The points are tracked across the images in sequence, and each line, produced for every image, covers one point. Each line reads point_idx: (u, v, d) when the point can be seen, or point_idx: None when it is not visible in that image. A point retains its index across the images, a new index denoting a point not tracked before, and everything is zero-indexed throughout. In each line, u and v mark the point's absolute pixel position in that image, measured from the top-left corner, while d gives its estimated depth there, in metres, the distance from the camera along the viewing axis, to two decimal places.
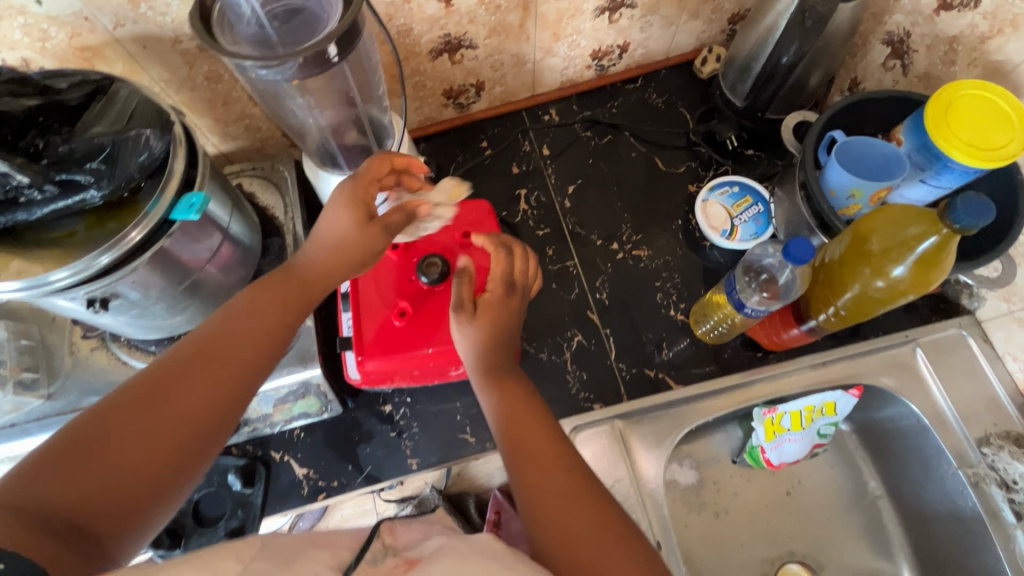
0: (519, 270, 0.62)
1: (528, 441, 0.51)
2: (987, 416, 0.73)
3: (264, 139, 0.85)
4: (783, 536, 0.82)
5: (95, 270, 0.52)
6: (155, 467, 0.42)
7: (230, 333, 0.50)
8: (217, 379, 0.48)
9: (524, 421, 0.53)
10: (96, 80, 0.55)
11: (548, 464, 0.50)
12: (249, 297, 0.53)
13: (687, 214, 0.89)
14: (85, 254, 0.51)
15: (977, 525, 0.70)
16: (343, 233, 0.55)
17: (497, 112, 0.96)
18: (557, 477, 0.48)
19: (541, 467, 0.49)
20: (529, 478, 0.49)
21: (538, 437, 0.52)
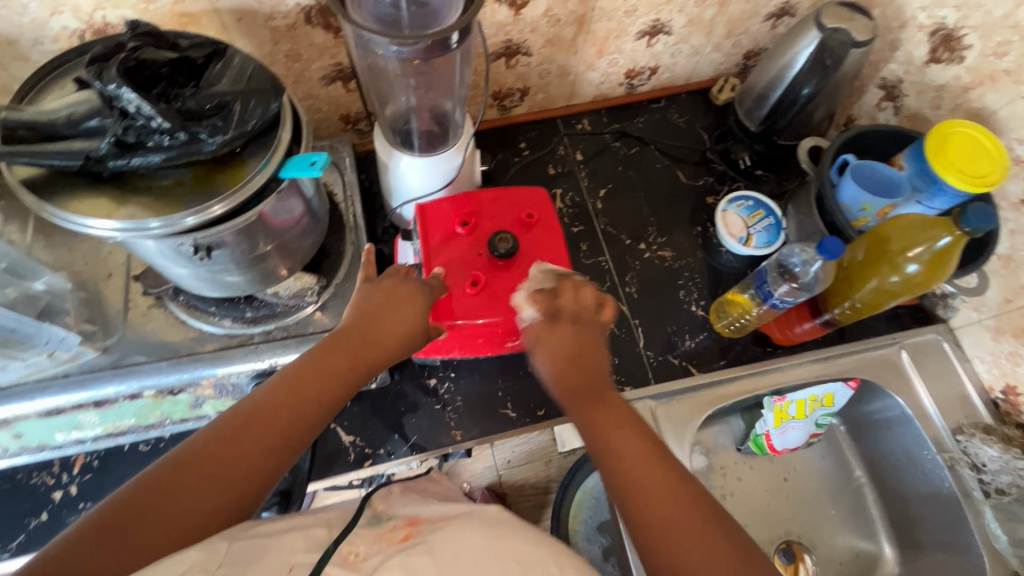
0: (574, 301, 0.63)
1: (631, 461, 0.50)
2: (959, 410, 0.84)
3: (321, 121, 0.89)
4: (781, 516, 0.91)
5: (181, 229, 0.54)
6: (215, 505, 0.45)
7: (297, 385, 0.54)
8: (273, 437, 0.50)
9: (618, 435, 0.52)
10: (213, 44, 0.58)
11: (656, 483, 0.49)
12: (308, 360, 0.56)
13: (706, 222, 0.98)
14: (174, 212, 0.53)
15: (952, 503, 0.80)
16: (379, 304, 0.61)
17: (535, 117, 1.03)
18: (663, 494, 0.48)
19: (650, 492, 0.48)
20: (627, 481, 0.49)
21: (639, 454, 0.51)
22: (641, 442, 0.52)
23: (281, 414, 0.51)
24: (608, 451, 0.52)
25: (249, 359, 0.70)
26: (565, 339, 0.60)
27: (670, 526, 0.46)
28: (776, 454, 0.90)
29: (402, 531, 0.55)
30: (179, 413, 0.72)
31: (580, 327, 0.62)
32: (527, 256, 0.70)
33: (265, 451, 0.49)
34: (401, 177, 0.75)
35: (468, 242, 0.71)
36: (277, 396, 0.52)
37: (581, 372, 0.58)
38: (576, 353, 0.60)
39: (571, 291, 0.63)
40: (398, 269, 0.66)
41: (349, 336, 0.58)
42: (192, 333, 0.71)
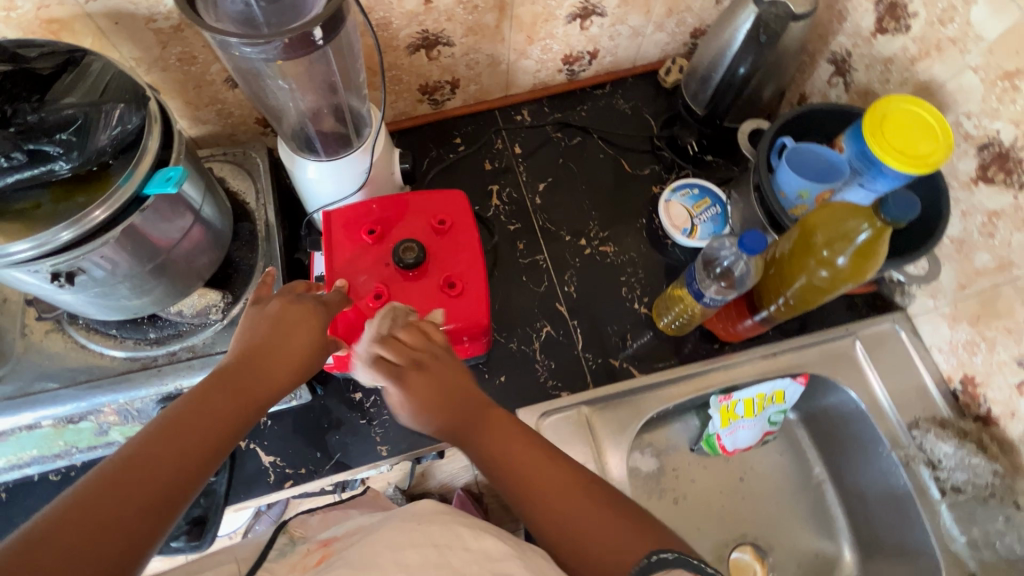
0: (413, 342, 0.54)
1: (540, 498, 0.50)
2: (916, 403, 0.80)
3: (235, 126, 0.85)
4: (737, 519, 0.87)
5: (55, 246, 0.51)
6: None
7: (192, 416, 0.46)
8: (161, 484, 0.43)
9: (526, 467, 0.52)
10: (68, 52, 0.54)
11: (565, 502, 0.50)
12: (198, 390, 0.49)
13: (651, 213, 0.93)
14: (47, 227, 0.50)
15: (908, 502, 0.76)
16: (277, 321, 0.55)
17: (470, 110, 0.98)
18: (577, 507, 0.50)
19: (563, 514, 0.49)
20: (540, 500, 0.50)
21: (550, 478, 0.51)
22: (542, 466, 0.52)
23: (161, 466, 0.43)
24: (518, 491, 0.51)
25: (152, 383, 0.67)
26: (424, 392, 0.52)
27: (583, 530, 0.48)
28: (728, 454, 0.87)
29: (317, 554, 0.56)
30: (86, 441, 0.69)
31: (427, 370, 0.53)
32: (437, 264, 0.66)
33: (142, 512, 0.41)
34: (307, 185, 0.71)
35: (373, 251, 0.66)
36: (154, 444, 0.44)
37: (451, 412, 0.52)
38: (439, 395, 0.52)
39: (412, 331, 0.55)
40: (289, 289, 0.60)
41: (242, 364, 0.52)
42: (93, 357, 0.68)
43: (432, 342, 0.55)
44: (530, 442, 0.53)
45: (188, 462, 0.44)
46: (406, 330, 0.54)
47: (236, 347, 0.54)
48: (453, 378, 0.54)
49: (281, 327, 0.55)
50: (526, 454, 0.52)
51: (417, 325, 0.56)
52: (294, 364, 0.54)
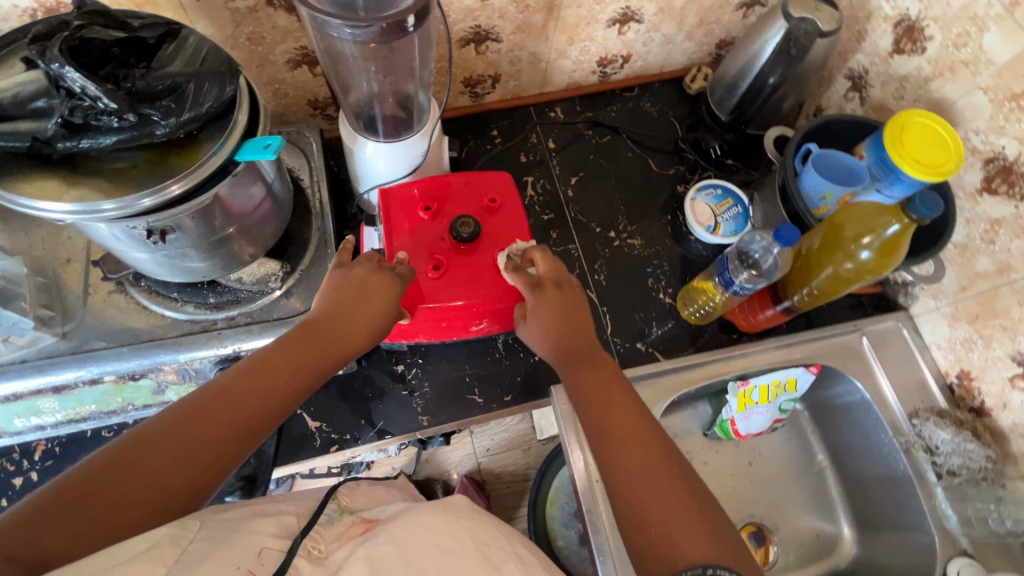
0: (550, 269, 0.68)
1: (622, 456, 0.56)
2: (916, 394, 0.86)
3: (287, 106, 0.88)
4: (746, 499, 0.93)
5: (140, 210, 0.54)
6: (180, 486, 0.44)
7: (276, 362, 0.53)
8: (244, 416, 0.49)
9: (612, 411, 0.59)
10: (167, 24, 0.57)
11: (645, 466, 0.54)
12: (284, 340, 0.55)
13: (675, 211, 0.99)
14: (134, 191, 0.53)
15: (906, 484, 0.82)
16: (354, 287, 0.60)
17: (507, 104, 1.03)
18: (637, 453, 0.55)
19: (639, 477, 0.54)
20: (609, 442, 0.57)
21: (627, 426, 0.58)
22: (639, 435, 0.57)
23: (244, 406, 0.49)
24: (602, 427, 0.59)
25: (211, 345, 0.70)
26: (552, 306, 0.65)
27: (645, 494, 0.53)
28: (739, 438, 0.93)
29: (361, 526, 0.60)
30: (142, 399, 0.72)
31: (562, 291, 0.67)
32: (489, 241, 0.71)
33: (224, 442, 0.47)
34: (365, 163, 0.75)
35: (430, 226, 0.70)
36: (245, 380, 0.51)
37: (570, 334, 0.65)
38: (563, 313, 0.66)
39: (544, 260, 0.68)
40: (368, 258, 0.64)
41: (323, 323, 0.57)
42: (154, 318, 0.71)
43: (559, 271, 0.69)
44: (629, 408, 0.60)
45: (268, 401, 0.51)
46: (540, 259, 0.68)
47: (320, 305, 0.60)
48: (572, 304, 0.67)
49: (360, 292, 0.60)
50: (627, 421, 0.58)
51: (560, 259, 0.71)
52: (367, 326, 0.59)
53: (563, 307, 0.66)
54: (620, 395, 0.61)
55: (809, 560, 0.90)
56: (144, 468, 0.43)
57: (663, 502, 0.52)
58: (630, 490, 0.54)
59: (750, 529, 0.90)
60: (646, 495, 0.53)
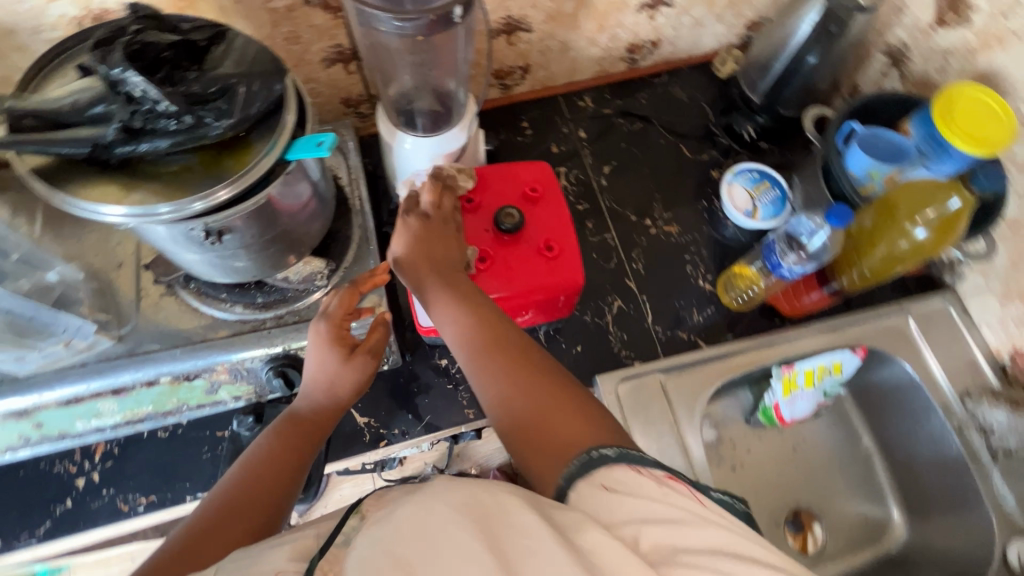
0: (432, 202, 0.66)
1: (498, 387, 0.54)
2: (967, 375, 0.85)
3: (321, 105, 0.89)
4: (792, 486, 0.92)
5: (188, 214, 0.54)
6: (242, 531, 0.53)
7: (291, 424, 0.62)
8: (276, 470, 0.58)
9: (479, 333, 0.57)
10: (213, 27, 0.57)
11: (518, 378, 0.53)
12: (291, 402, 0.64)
13: (711, 196, 0.98)
14: (182, 196, 0.53)
15: (960, 466, 0.82)
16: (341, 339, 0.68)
17: (536, 96, 1.02)
18: (513, 368, 0.54)
19: (516, 401, 0.52)
20: (496, 378, 0.54)
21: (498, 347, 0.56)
22: (522, 355, 0.55)
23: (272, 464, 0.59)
24: (475, 351, 0.56)
25: (263, 344, 0.71)
26: (418, 243, 0.63)
27: (527, 411, 0.51)
28: (783, 424, 0.92)
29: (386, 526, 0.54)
30: (196, 399, 0.73)
31: (428, 225, 0.64)
32: (533, 232, 0.70)
33: (258, 511, 0.55)
34: (404, 158, 0.75)
35: (472, 219, 0.70)
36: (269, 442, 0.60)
37: (434, 268, 0.61)
38: (426, 255, 0.62)
39: (429, 190, 0.66)
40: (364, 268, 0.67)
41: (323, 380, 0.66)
42: (205, 319, 0.72)
43: (440, 205, 0.66)
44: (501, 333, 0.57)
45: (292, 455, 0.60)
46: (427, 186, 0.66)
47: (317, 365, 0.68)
48: (439, 241, 0.64)
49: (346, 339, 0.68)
50: (512, 348, 0.56)
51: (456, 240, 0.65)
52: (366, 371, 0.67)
53: (434, 237, 0.63)
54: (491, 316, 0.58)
55: (859, 545, 0.89)
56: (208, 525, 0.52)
57: (552, 413, 0.51)
58: (510, 416, 0.52)
59: (789, 518, 0.90)
60: (523, 412, 0.51)
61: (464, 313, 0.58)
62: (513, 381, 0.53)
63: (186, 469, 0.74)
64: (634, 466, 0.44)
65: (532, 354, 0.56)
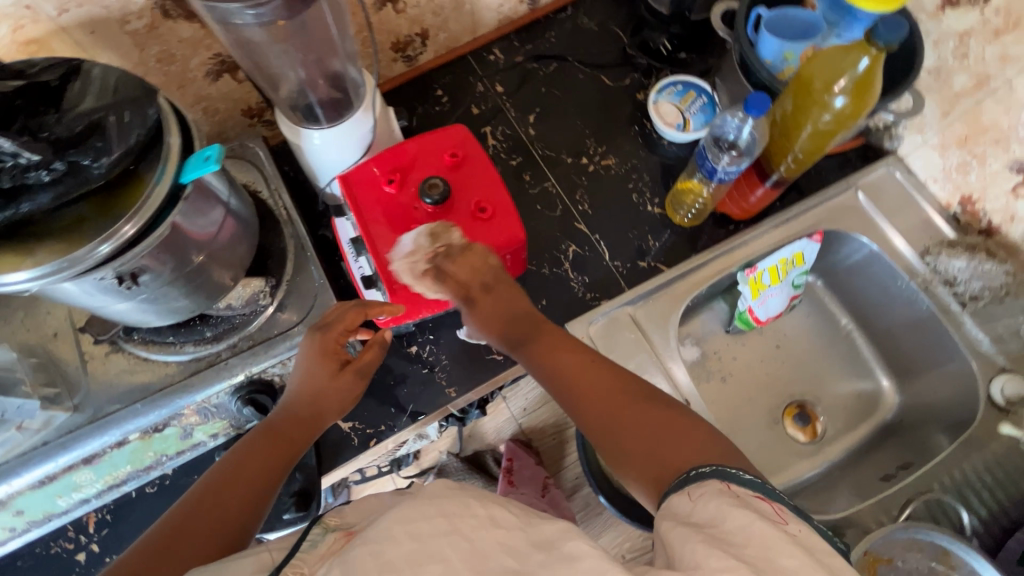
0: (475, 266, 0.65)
1: (600, 420, 0.56)
2: (923, 233, 0.86)
3: (223, 122, 0.84)
4: (783, 381, 0.94)
5: (96, 261, 0.51)
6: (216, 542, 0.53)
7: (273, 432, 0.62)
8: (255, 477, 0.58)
9: (574, 367, 0.61)
10: (65, 63, 0.54)
11: (612, 403, 0.57)
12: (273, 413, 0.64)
13: (641, 120, 0.96)
14: (83, 245, 0.50)
15: (932, 321, 0.83)
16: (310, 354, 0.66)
17: (444, 60, 0.98)
18: (608, 400, 0.57)
19: (616, 431, 0.55)
20: (587, 406, 0.58)
21: (598, 377, 0.60)
22: (616, 383, 0.59)
23: (246, 480, 0.58)
24: (579, 388, 0.59)
25: (223, 377, 0.69)
26: (492, 309, 0.66)
27: (632, 438, 0.54)
28: (760, 325, 0.93)
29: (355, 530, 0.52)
30: (173, 447, 0.72)
31: (494, 292, 0.66)
32: (463, 197, 0.68)
33: (233, 516, 0.55)
34: (318, 155, 0.72)
35: (398, 199, 0.68)
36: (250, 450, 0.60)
37: (510, 326, 0.66)
38: (503, 314, 0.66)
39: (462, 263, 0.64)
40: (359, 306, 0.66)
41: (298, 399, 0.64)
42: (160, 367, 0.70)
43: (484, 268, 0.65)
44: (593, 366, 0.61)
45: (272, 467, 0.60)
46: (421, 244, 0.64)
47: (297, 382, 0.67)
48: (506, 295, 0.67)
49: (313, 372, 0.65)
50: (609, 380, 0.59)
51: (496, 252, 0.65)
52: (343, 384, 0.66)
53: (503, 306, 0.66)
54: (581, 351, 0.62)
55: (857, 420, 0.91)
56: (187, 532, 0.52)
57: (652, 434, 0.53)
58: (618, 443, 0.54)
59: (793, 412, 0.92)
60: (623, 439, 0.54)
61: (561, 351, 0.63)
62: (602, 408, 0.57)
63: None
64: (730, 483, 0.44)
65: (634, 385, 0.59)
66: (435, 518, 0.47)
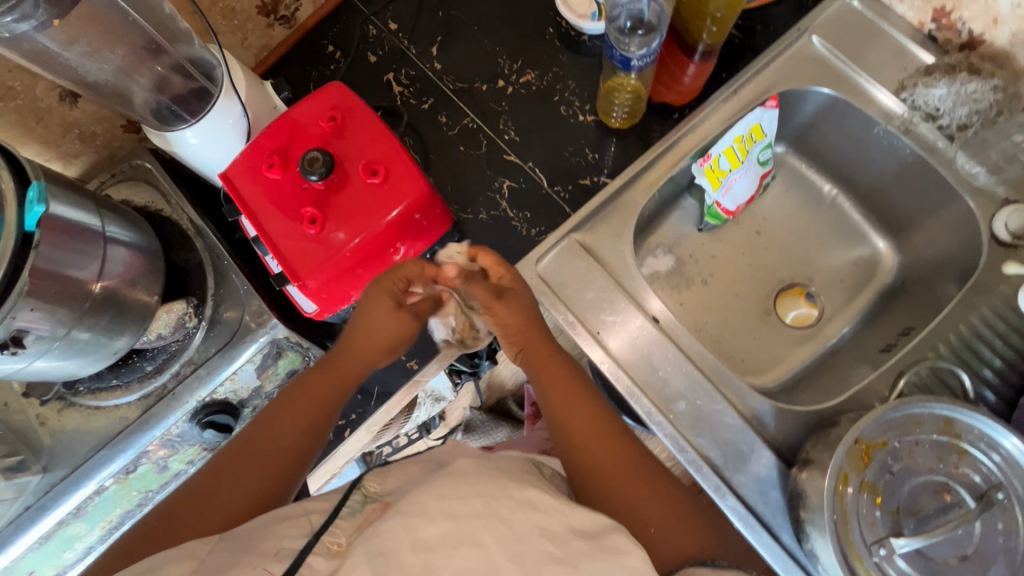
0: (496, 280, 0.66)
1: (599, 471, 0.56)
2: (895, 66, 0.74)
3: (107, 144, 0.78)
4: (770, 267, 0.85)
5: None
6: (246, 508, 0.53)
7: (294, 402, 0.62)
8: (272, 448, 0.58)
9: (568, 400, 0.63)
10: None
11: (604, 445, 0.58)
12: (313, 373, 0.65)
13: (555, 18, 0.84)
14: None
15: (920, 164, 0.73)
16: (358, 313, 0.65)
17: (325, 10, 0.87)
18: (603, 443, 0.59)
19: (615, 489, 0.55)
20: (573, 437, 0.60)
21: (587, 416, 0.61)
22: (605, 425, 0.61)
23: (275, 437, 0.59)
24: (566, 415, 0.61)
25: (176, 407, 0.68)
26: (505, 317, 0.65)
27: (615, 485, 0.55)
28: (732, 216, 0.84)
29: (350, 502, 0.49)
30: (154, 482, 0.74)
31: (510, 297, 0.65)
32: (353, 162, 0.62)
33: (269, 463, 0.57)
34: (198, 156, 0.66)
35: (285, 184, 0.62)
36: (259, 428, 0.60)
37: (527, 333, 0.66)
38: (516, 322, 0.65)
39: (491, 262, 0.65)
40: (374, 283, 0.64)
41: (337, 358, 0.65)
42: (111, 413, 0.69)
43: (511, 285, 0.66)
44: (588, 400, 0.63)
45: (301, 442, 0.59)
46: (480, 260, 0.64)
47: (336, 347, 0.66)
48: (514, 304, 0.65)
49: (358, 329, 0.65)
50: (598, 419, 0.61)
51: (493, 300, 0.64)
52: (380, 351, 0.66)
53: (518, 312, 0.65)
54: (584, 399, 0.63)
55: (856, 291, 0.83)
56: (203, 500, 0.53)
57: (644, 494, 0.55)
58: (603, 490, 0.55)
59: (805, 292, 0.83)
60: (608, 483, 0.55)
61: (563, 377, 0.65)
62: (596, 447, 0.59)
63: None
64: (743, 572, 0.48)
65: (632, 444, 0.60)
66: (472, 502, 0.41)
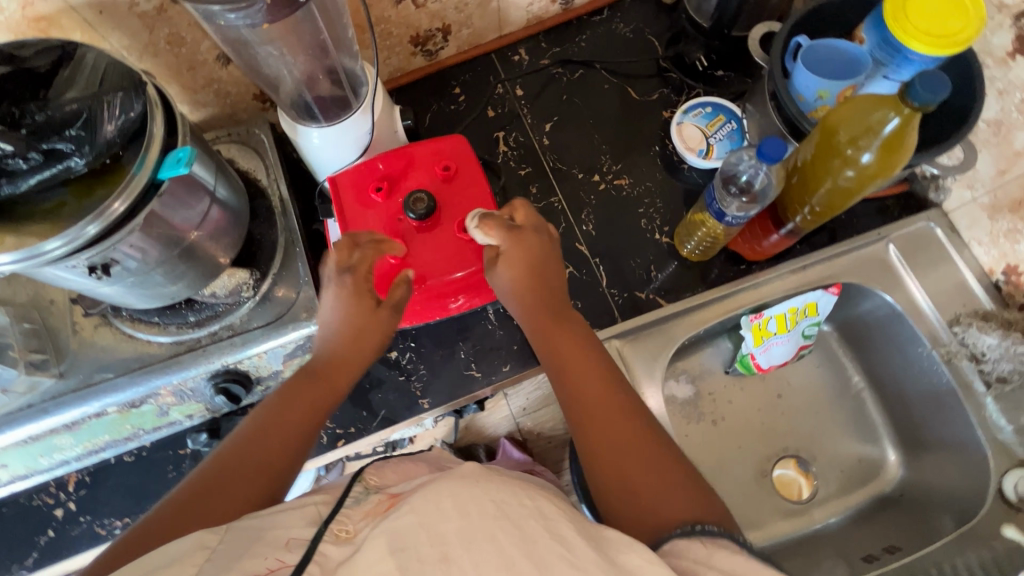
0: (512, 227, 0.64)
1: (614, 460, 0.53)
2: (957, 299, 0.78)
3: (233, 105, 0.84)
4: (778, 433, 0.87)
5: (85, 241, 0.51)
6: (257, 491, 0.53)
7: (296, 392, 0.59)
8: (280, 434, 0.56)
9: (585, 382, 0.58)
10: (61, 47, 0.55)
11: (626, 437, 0.55)
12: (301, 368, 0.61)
13: (664, 139, 0.90)
14: (72, 223, 0.50)
15: (950, 397, 0.76)
16: (352, 315, 0.61)
17: (465, 56, 0.94)
18: (621, 429, 0.55)
19: (632, 470, 0.53)
20: (587, 423, 0.56)
21: (608, 403, 0.57)
22: (620, 412, 0.57)
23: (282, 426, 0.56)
24: (578, 398, 0.58)
25: (200, 363, 0.70)
26: (522, 264, 0.62)
27: (631, 472, 0.52)
28: (763, 373, 0.87)
29: (388, 500, 0.52)
30: (149, 422, 0.75)
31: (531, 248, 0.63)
32: (451, 212, 0.66)
33: (277, 447, 0.55)
34: (312, 153, 0.71)
35: (384, 209, 0.67)
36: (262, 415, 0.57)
37: (538, 291, 0.63)
38: (530, 272, 0.63)
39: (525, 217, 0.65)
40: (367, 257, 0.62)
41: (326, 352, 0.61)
42: (141, 345, 0.71)
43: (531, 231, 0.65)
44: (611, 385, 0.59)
45: (303, 427, 0.58)
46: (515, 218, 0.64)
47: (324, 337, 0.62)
48: (541, 264, 0.64)
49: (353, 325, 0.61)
50: (615, 406, 0.57)
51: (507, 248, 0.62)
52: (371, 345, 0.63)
53: (530, 267, 0.63)
54: (596, 367, 0.60)
55: (853, 487, 0.84)
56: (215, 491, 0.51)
57: (661, 480, 0.52)
58: (619, 475, 0.53)
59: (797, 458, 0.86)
60: (625, 470, 0.53)
61: (583, 354, 0.61)
62: (611, 436, 0.55)
63: (155, 489, 0.78)
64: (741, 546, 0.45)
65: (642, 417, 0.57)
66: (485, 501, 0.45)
